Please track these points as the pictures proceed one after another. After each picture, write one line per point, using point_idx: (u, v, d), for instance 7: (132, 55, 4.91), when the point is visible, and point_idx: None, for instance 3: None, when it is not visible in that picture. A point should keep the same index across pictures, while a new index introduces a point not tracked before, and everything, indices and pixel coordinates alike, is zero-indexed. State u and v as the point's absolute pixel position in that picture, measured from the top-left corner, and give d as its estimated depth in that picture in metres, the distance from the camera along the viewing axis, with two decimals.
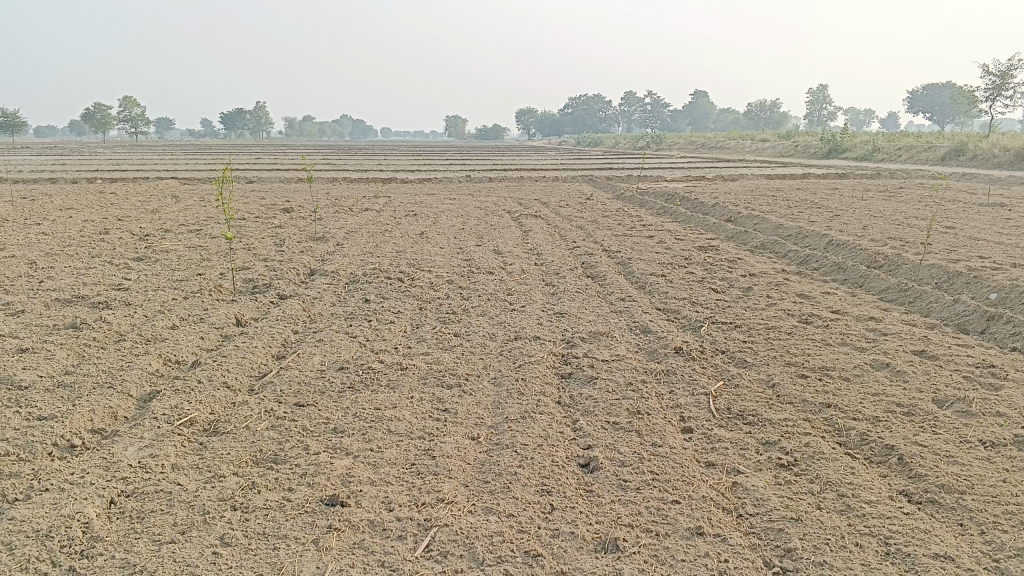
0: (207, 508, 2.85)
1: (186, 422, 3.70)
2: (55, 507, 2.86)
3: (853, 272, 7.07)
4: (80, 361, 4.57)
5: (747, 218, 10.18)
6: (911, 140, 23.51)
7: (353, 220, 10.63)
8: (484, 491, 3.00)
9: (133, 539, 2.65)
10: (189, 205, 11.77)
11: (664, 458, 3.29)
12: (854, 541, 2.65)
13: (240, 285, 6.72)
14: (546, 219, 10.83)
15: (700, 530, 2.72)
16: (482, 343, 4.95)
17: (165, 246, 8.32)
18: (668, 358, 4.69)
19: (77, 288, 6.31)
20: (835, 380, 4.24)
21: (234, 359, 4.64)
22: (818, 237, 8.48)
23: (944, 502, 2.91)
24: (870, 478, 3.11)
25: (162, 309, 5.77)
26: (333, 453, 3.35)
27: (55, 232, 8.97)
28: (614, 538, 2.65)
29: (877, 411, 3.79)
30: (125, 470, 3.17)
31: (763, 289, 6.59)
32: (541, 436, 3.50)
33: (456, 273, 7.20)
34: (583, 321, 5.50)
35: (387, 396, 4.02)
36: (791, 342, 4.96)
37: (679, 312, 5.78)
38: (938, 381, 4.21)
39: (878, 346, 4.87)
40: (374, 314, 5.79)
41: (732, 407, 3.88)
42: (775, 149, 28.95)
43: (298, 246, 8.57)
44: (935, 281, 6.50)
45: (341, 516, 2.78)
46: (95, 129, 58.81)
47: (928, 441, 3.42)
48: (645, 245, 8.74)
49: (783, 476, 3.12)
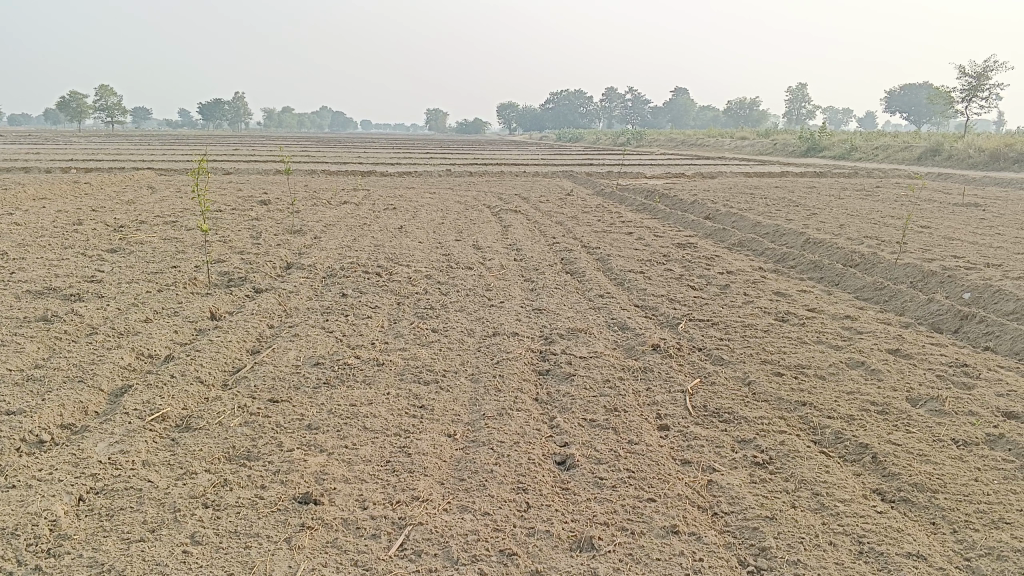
0: (178, 506, 2.81)
1: (158, 418, 3.65)
2: (21, 504, 2.80)
3: (829, 270, 7.12)
4: (51, 354, 4.49)
5: (725, 216, 10.22)
6: (888, 139, 23.73)
7: (331, 213, 10.56)
8: (459, 489, 2.98)
9: (102, 537, 2.61)
10: (165, 197, 11.65)
11: (640, 456, 3.29)
12: (828, 540, 2.66)
13: (216, 278, 6.65)
14: (525, 214, 10.82)
15: (675, 528, 2.72)
16: (460, 339, 4.93)
17: (140, 238, 8.22)
18: (645, 355, 4.69)
19: (49, 280, 6.21)
20: (811, 379, 4.25)
21: (208, 353, 4.59)
22: (795, 236, 8.53)
23: (917, 501, 2.93)
24: (844, 477, 3.13)
25: (135, 302, 5.70)
26: (307, 450, 3.32)
27: (27, 223, 8.83)
28: (589, 537, 2.64)
29: (851, 409, 3.81)
30: (95, 467, 3.12)
31: (740, 286, 6.61)
32: (517, 433, 3.49)
33: (435, 267, 7.17)
34: (561, 317, 5.50)
35: (363, 392, 3.99)
36: (767, 340, 4.98)
37: (657, 309, 5.78)
38: (912, 380, 4.24)
39: (853, 344, 4.90)
40: (351, 308, 5.75)
41: (708, 404, 3.89)
42: (755, 146, 29.10)
43: (275, 240, 8.50)
44: (911, 280, 6.55)
45: (314, 515, 2.76)
46: (70, 117, 58.06)
47: (901, 439, 3.45)
48: (624, 242, 8.76)
49: (758, 475, 3.13)
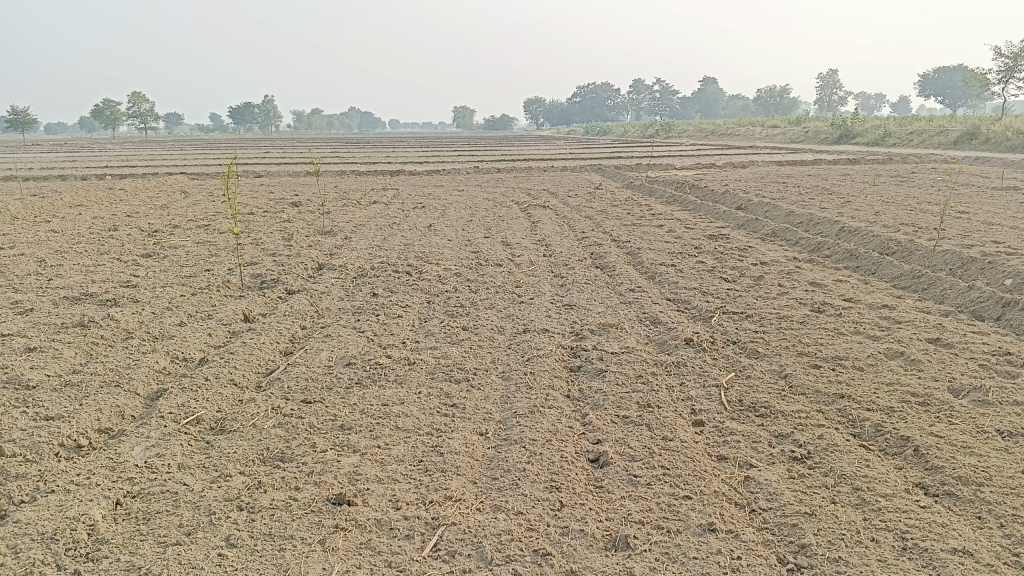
0: (213, 509, 2.82)
1: (193, 421, 3.68)
2: (60, 509, 2.83)
3: (865, 258, 6.99)
4: (88, 359, 4.55)
5: (758, 206, 10.09)
6: (924, 124, 23.30)
7: (361, 213, 10.60)
8: (492, 488, 2.96)
9: (139, 541, 2.63)
10: (198, 201, 11.78)
11: (675, 452, 3.24)
12: (869, 536, 2.60)
13: (248, 280, 6.70)
14: (555, 209, 10.77)
15: (712, 526, 2.68)
16: (491, 336, 4.91)
17: (174, 242, 8.31)
18: (679, 349, 4.63)
19: (86, 286, 6.30)
20: (849, 371, 4.17)
21: (242, 355, 4.62)
22: (829, 224, 8.40)
23: (962, 495, 2.86)
24: (885, 471, 3.06)
25: (170, 305, 5.76)
26: (340, 450, 3.32)
27: (64, 229, 8.98)
28: (624, 536, 2.61)
29: (891, 401, 3.73)
30: (132, 471, 3.15)
31: (774, 277, 6.52)
32: (550, 431, 3.46)
33: (465, 265, 7.16)
34: (592, 313, 5.46)
35: (394, 392, 3.99)
36: (803, 331, 4.90)
37: (689, 302, 5.72)
38: (953, 370, 4.14)
39: (892, 334, 4.80)
40: (383, 308, 5.76)
41: (744, 398, 3.83)
42: (786, 134, 28.74)
43: (306, 241, 8.55)
44: (949, 266, 6.41)
45: (347, 516, 2.75)
46: (106, 125, 59.05)
47: (944, 431, 3.36)
48: (655, 234, 8.69)
49: (797, 470, 3.07)
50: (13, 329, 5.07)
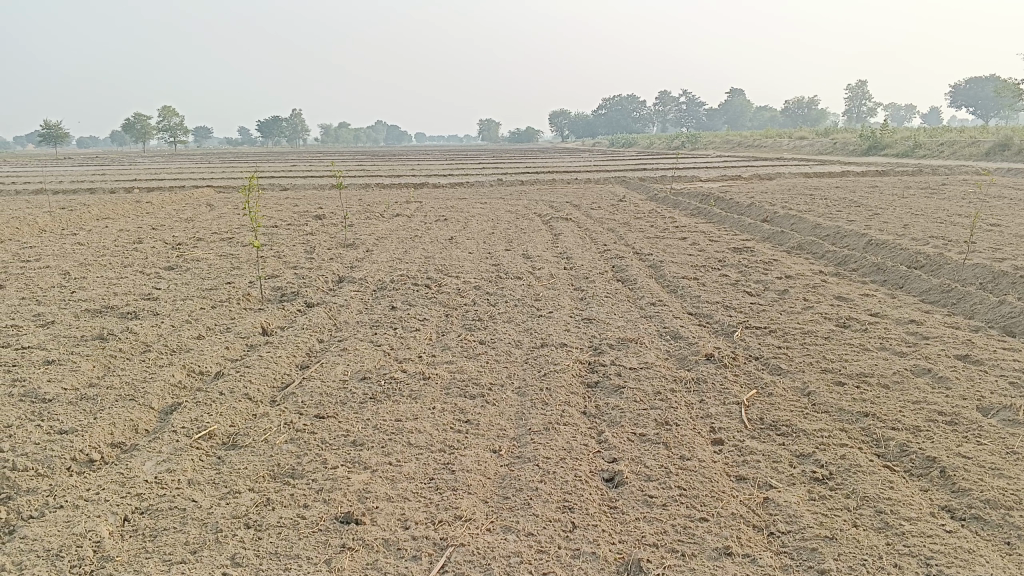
0: (220, 527, 2.78)
1: (205, 436, 3.65)
2: (67, 525, 2.81)
3: (893, 272, 6.86)
4: (106, 372, 4.56)
5: (783, 218, 9.97)
6: (955, 135, 22.98)
7: (383, 226, 10.61)
8: (503, 508, 2.90)
9: (144, 559, 2.60)
10: (223, 213, 11.86)
11: (692, 472, 3.16)
12: (893, 562, 2.50)
13: (269, 292, 6.71)
14: (577, 222, 10.72)
15: (728, 550, 2.59)
16: (508, 351, 4.86)
17: (197, 255, 8.35)
18: (698, 365, 4.55)
19: (108, 299, 6.33)
20: (874, 388, 4.06)
21: (258, 369, 4.60)
22: (856, 237, 8.27)
23: (991, 519, 2.75)
24: (910, 493, 2.95)
25: (189, 318, 5.77)
26: (351, 467, 3.28)
27: (90, 242, 9.06)
28: (637, 559, 2.53)
29: (917, 420, 3.62)
30: (141, 486, 3.13)
31: (799, 291, 6.41)
32: (564, 449, 3.40)
33: (485, 278, 7.13)
34: (611, 327, 5.39)
35: (408, 407, 3.94)
36: (827, 347, 4.79)
37: (711, 317, 5.63)
38: (983, 388, 4.02)
39: (918, 351, 4.68)
40: (401, 321, 5.73)
41: (764, 416, 3.74)
42: (813, 146, 28.47)
43: (327, 253, 8.56)
44: (980, 281, 6.27)
45: (355, 535, 2.70)
46: (137, 139, 59.96)
47: (972, 452, 3.25)
48: (678, 247, 8.60)
49: (818, 492, 2.98)
50: (34, 341, 5.09)
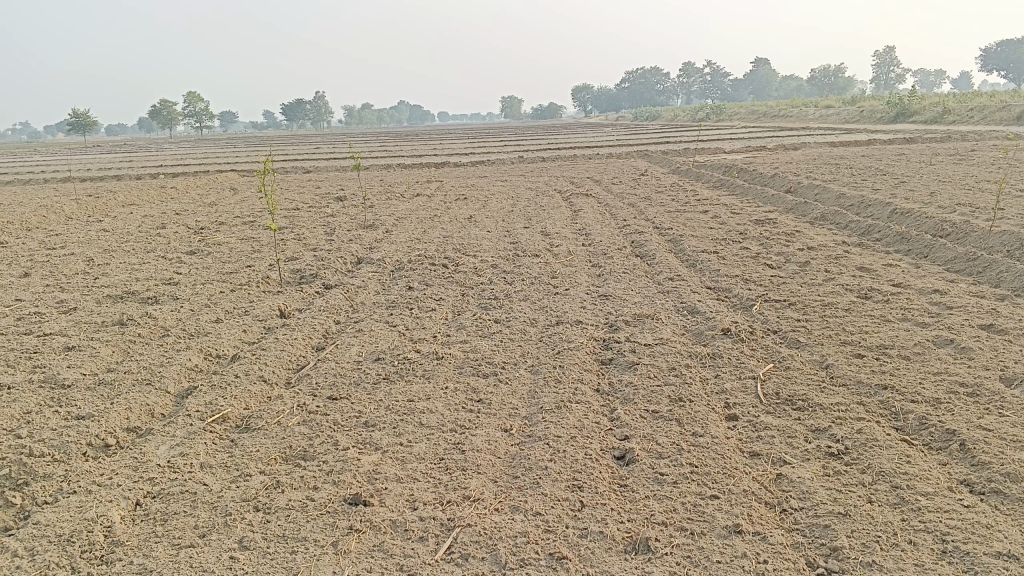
0: (229, 510, 2.79)
1: (218, 419, 3.66)
2: (79, 510, 2.84)
3: (917, 242, 6.71)
4: (124, 357, 4.58)
5: (807, 188, 9.81)
6: (986, 99, 22.41)
7: (404, 206, 10.57)
8: (512, 488, 2.88)
9: (154, 543, 2.62)
10: (245, 197, 11.89)
11: (704, 449, 3.11)
12: (907, 539, 2.45)
13: (288, 275, 6.73)
14: (597, 198, 10.62)
15: (738, 527, 2.56)
16: (522, 329, 4.83)
17: (218, 239, 8.39)
18: (715, 340, 4.48)
19: (129, 284, 6.36)
20: (894, 360, 3.98)
21: (273, 351, 4.60)
22: (881, 206, 8.10)
23: (1011, 493, 2.68)
24: (927, 468, 2.89)
25: (209, 302, 5.78)
26: (362, 448, 3.27)
27: (114, 228, 9.13)
28: (645, 538, 2.51)
29: (938, 392, 3.54)
30: (154, 470, 3.15)
31: (821, 263, 6.29)
32: (575, 427, 3.36)
33: (502, 256, 7.07)
34: (628, 303, 5.33)
35: (420, 387, 3.93)
36: (848, 319, 4.71)
37: (730, 290, 5.55)
38: (1007, 358, 3.92)
39: (942, 321, 4.58)
40: (417, 301, 5.71)
41: (781, 391, 3.68)
42: (840, 114, 27.89)
43: (347, 235, 8.56)
44: (1007, 248, 6.10)
45: (363, 517, 2.70)
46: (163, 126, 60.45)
47: (993, 425, 3.17)
48: (699, 220, 8.50)
49: (833, 467, 2.92)
50: (55, 328, 5.13)
